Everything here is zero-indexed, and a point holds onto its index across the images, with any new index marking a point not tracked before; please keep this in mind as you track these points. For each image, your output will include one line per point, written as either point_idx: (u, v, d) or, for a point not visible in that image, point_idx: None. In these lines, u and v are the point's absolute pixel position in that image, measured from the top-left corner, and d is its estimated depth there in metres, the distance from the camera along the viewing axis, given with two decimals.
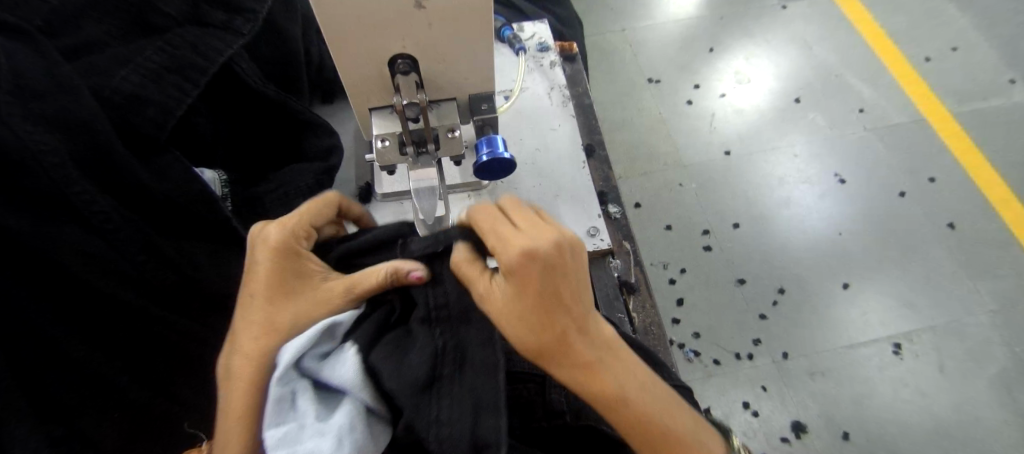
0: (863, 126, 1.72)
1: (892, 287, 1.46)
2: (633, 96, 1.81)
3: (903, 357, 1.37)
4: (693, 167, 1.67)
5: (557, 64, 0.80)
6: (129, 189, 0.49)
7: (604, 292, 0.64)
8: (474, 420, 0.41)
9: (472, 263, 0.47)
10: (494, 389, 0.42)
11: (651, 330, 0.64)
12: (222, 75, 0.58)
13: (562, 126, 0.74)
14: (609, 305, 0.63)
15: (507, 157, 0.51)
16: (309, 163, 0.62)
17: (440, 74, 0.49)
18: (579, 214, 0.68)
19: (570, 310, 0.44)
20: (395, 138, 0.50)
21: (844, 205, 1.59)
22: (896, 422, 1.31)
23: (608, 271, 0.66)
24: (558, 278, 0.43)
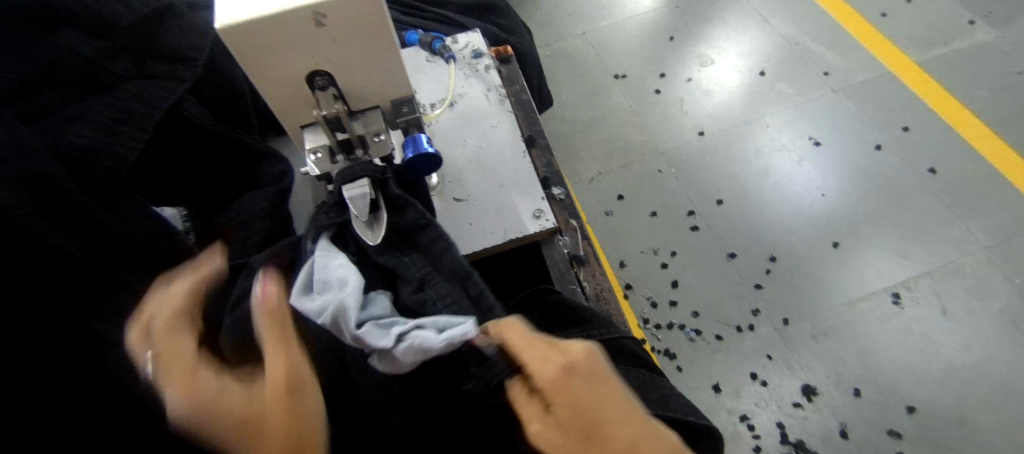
0: (830, 88, 1.76)
1: (884, 238, 1.48)
2: (602, 94, 1.86)
3: (904, 306, 1.38)
4: (669, 152, 1.71)
5: (492, 67, 0.85)
6: (95, 234, 0.54)
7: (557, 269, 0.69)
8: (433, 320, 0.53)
9: None
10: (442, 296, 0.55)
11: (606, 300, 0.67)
12: (171, 120, 0.64)
13: (502, 123, 0.79)
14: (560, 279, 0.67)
15: (431, 151, 0.56)
16: (263, 189, 0.67)
17: (358, 87, 0.53)
18: (525, 201, 0.71)
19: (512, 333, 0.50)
20: (327, 148, 0.55)
21: (823, 166, 1.62)
22: (907, 370, 1.31)
23: (557, 248, 0.70)
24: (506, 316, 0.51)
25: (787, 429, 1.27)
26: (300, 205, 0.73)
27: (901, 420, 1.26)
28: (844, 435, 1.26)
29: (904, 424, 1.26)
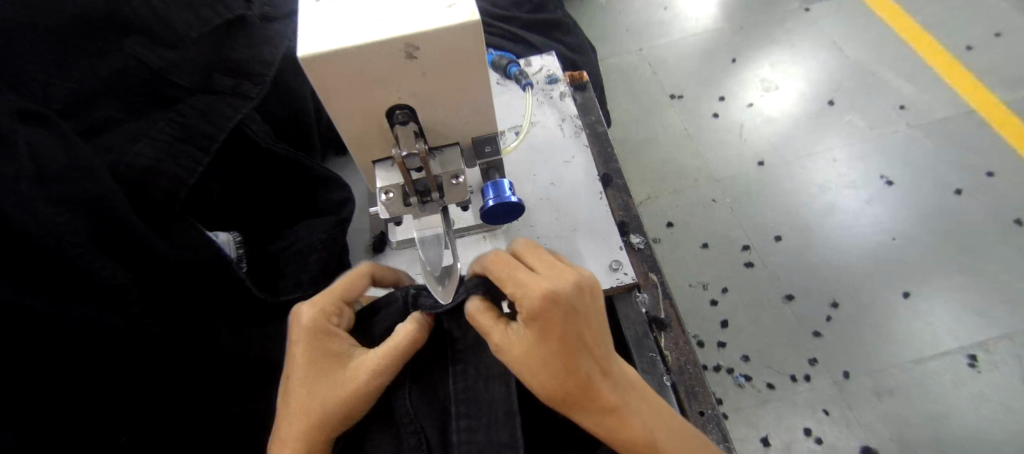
0: (906, 122, 1.62)
1: (960, 292, 1.34)
2: (657, 114, 1.77)
3: (981, 370, 1.25)
4: (725, 180, 1.60)
5: (567, 95, 0.78)
6: (146, 261, 0.50)
7: (632, 335, 0.61)
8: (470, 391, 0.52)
9: (488, 314, 0.49)
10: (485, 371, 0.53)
11: (689, 372, 0.59)
12: (234, 138, 0.59)
13: (576, 158, 0.72)
14: (637, 349, 0.60)
15: (514, 200, 0.49)
16: (321, 219, 0.62)
17: (439, 123, 0.48)
18: (600, 250, 0.65)
19: (590, 352, 0.46)
20: (399, 188, 0.49)
21: (895, 207, 1.49)
22: (983, 444, 1.18)
23: (633, 310, 0.63)
24: (580, 320, 0.46)
25: None
26: (356, 233, 0.68)
27: None
28: None
29: None
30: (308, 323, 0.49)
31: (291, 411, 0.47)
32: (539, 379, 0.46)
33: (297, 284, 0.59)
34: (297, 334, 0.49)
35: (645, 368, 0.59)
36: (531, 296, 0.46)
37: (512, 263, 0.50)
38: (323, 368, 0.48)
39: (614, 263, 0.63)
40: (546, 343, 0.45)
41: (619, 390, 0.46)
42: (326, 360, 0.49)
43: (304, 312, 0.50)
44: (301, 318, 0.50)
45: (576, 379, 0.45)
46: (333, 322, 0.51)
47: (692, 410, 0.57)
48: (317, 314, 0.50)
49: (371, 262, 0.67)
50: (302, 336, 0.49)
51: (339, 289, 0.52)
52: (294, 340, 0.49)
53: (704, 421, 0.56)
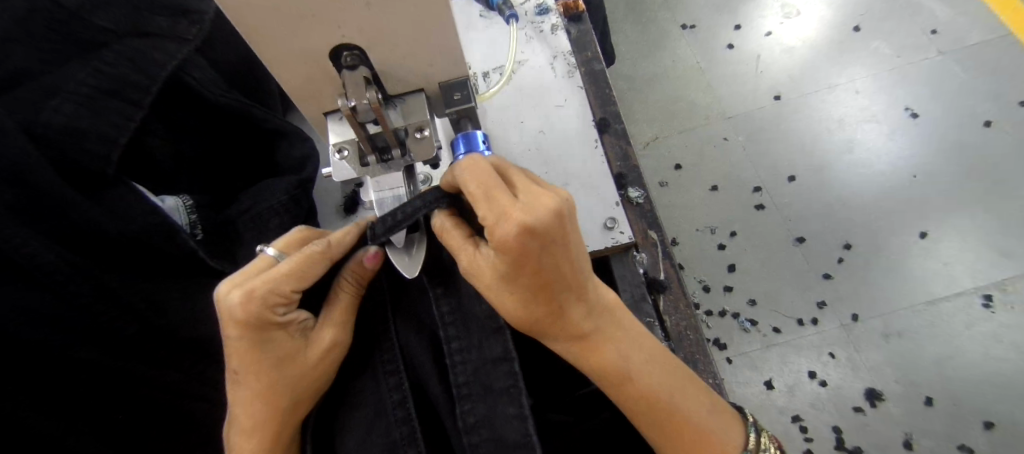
0: (937, 49, 1.47)
1: (981, 231, 1.27)
2: (665, 46, 1.63)
3: (996, 310, 1.20)
4: (738, 117, 1.50)
5: (560, 28, 0.69)
6: (80, 232, 0.44)
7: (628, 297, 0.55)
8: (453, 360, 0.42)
9: (454, 229, 0.40)
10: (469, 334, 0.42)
11: (692, 335, 0.54)
12: (173, 89, 0.52)
13: (569, 101, 0.64)
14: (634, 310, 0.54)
15: (487, 155, 0.43)
16: (282, 178, 0.56)
17: (396, 65, 0.40)
18: (594, 205, 0.58)
19: (570, 284, 0.39)
20: (355, 145, 0.42)
21: (919, 142, 1.38)
22: (992, 384, 1.15)
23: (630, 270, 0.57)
24: (559, 252, 0.38)
25: (844, 435, 1.14)
26: (326, 193, 0.62)
27: (979, 439, 1.11)
28: (910, 447, 1.12)
29: (981, 442, 1.11)
30: (247, 320, 0.37)
31: (240, 422, 0.39)
32: (509, 303, 0.40)
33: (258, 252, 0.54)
34: (229, 329, 0.38)
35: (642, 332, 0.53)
36: (508, 229, 0.36)
37: (492, 178, 0.38)
38: (276, 357, 0.39)
39: (609, 221, 0.57)
40: (521, 276, 0.38)
41: (594, 317, 0.42)
42: (278, 356, 0.39)
43: (236, 298, 0.37)
44: (232, 312, 0.37)
45: (548, 309, 0.40)
46: (279, 312, 0.40)
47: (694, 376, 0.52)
48: (255, 305, 0.38)
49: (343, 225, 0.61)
50: (239, 332, 0.38)
51: (286, 275, 0.39)
52: (228, 336, 0.38)
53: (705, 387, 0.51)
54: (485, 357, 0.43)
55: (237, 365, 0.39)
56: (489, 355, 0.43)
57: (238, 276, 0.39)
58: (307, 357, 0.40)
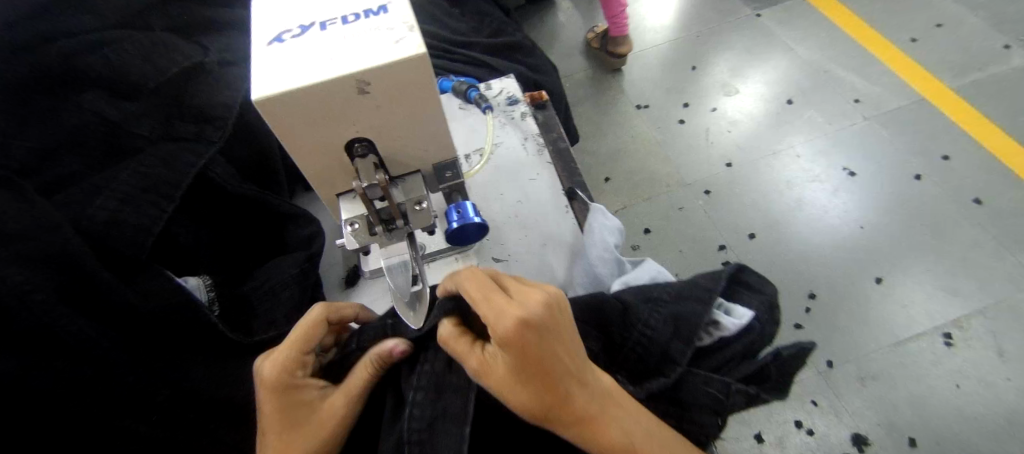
0: (862, 115, 1.69)
1: (929, 275, 1.39)
2: (624, 124, 1.80)
3: (956, 347, 1.29)
4: (696, 183, 1.64)
5: (528, 114, 0.81)
6: (113, 310, 0.50)
7: (655, 329, 0.54)
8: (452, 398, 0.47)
9: (461, 338, 0.46)
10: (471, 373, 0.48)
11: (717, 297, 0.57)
12: (199, 183, 0.60)
13: (541, 175, 0.74)
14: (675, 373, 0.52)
15: (477, 220, 0.51)
16: (292, 255, 0.63)
17: (398, 150, 0.49)
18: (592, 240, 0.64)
19: (569, 369, 0.43)
20: (363, 219, 0.50)
21: (861, 196, 1.54)
22: (966, 419, 1.21)
23: (625, 306, 0.55)
24: (551, 340, 0.43)
25: None
26: (327, 267, 0.69)
27: None
28: None
29: None
30: (272, 384, 0.46)
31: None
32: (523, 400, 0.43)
33: (272, 323, 0.59)
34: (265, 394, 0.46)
35: (696, 403, 0.52)
36: (506, 323, 0.42)
37: (488, 287, 0.46)
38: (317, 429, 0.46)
39: (603, 253, 0.63)
40: (523, 373, 0.42)
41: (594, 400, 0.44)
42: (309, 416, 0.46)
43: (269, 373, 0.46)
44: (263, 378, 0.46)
45: (553, 397, 0.43)
46: (298, 374, 0.48)
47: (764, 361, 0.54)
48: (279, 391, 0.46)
49: (342, 294, 0.67)
50: (273, 400, 0.46)
51: (294, 341, 0.48)
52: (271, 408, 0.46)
53: (784, 363, 0.54)
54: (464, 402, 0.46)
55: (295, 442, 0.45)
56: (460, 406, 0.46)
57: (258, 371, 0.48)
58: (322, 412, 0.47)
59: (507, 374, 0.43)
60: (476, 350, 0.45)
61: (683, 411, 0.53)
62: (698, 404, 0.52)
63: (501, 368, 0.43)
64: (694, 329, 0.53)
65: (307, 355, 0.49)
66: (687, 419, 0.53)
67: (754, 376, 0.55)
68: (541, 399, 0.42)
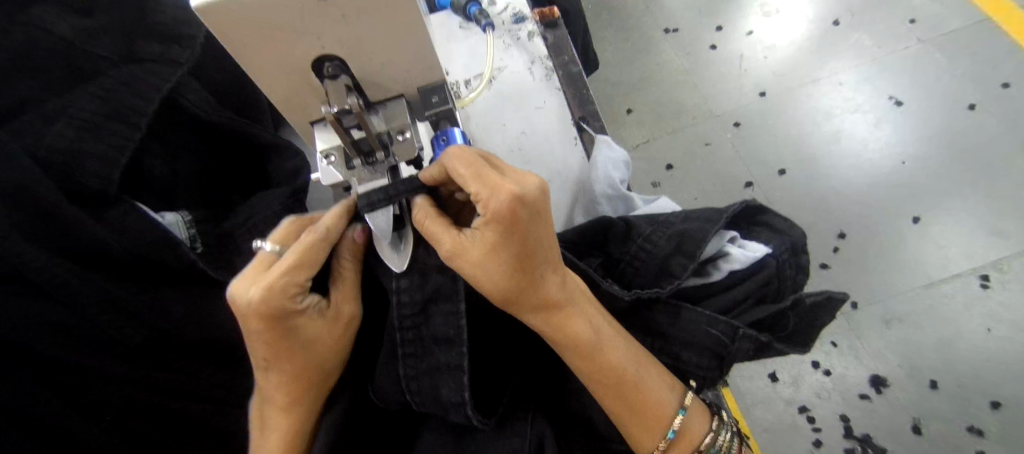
0: (916, 37, 1.50)
1: (972, 214, 1.29)
2: (649, 50, 1.65)
3: (993, 290, 1.21)
4: (725, 115, 1.52)
5: (536, 34, 0.72)
6: (88, 249, 0.47)
7: (658, 244, 0.48)
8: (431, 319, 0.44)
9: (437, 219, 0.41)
10: (451, 281, 0.45)
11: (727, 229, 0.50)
12: (170, 111, 0.55)
13: (548, 102, 0.67)
14: (674, 306, 0.46)
15: (468, 150, 0.46)
16: (276, 189, 0.59)
17: (375, 71, 0.43)
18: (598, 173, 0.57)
19: (548, 256, 0.41)
20: (340, 151, 0.45)
21: (906, 129, 1.40)
22: (994, 364, 1.16)
23: (626, 226, 0.50)
24: (540, 225, 0.40)
25: (851, 422, 1.15)
26: (319, 204, 0.65)
27: (984, 418, 1.13)
28: (918, 430, 1.13)
29: (987, 422, 1.12)
30: (262, 312, 0.39)
31: (276, 401, 0.44)
32: (493, 283, 0.40)
33: None
34: (252, 321, 0.40)
35: (697, 343, 0.46)
36: (498, 198, 0.38)
37: (477, 161, 0.40)
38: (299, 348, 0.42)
39: (608, 190, 0.56)
40: (504, 252, 0.39)
41: (565, 289, 0.42)
42: (296, 337, 0.42)
43: (252, 292, 0.39)
44: (252, 306, 0.39)
45: (526, 283, 0.40)
46: (295, 299, 0.41)
47: (783, 305, 0.47)
48: (275, 296, 0.40)
49: None
50: (260, 324, 0.40)
51: (287, 266, 0.40)
52: (254, 329, 0.40)
53: (805, 312, 0.48)
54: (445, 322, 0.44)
55: (276, 355, 0.42)
56: (443, 331, 0.44)
57: (248, 273, 0.42)
58: (321, 334, 0.43)
59: (483, 250, 0.39)
60: (449, 232, 0.40)
61: (683, 352, 0.47)
62: (700, 342, 0.46)
63: (473, 246, 0.40)
64: (700, 241, 0.46)
65: (305, 279, 0.42)
66: (686, 355, 0.47)
67: (767, 323, 0.48)
68: (512, 281, 0.40)
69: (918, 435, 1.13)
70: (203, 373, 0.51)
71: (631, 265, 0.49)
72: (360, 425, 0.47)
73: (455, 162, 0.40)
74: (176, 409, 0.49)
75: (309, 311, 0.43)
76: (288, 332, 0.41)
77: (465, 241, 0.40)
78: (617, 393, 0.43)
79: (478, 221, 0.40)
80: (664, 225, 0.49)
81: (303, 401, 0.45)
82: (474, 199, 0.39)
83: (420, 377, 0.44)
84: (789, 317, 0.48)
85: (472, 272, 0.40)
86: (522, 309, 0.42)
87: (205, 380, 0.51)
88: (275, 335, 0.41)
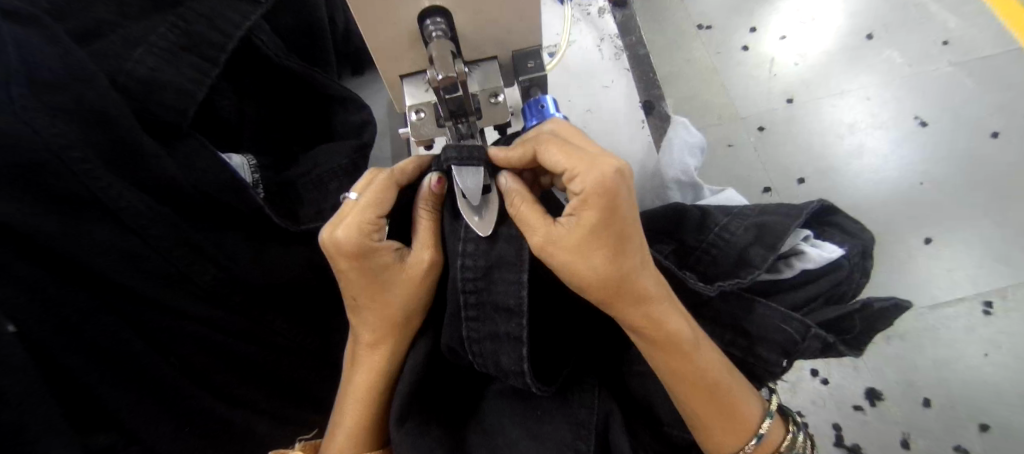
0: (948, 59, 1.49)
1: (982, 241, 1.30)
2: (681, 44, 1.61)
3: (996, 317, 1.23)
4: (751, 118, 1.50)
5: (607, 11, 0.71)
6: (160, 182, 0.46)
7: (735, 233, 0.48)
8: (492, 281, 0.41)
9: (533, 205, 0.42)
10: (517, 248, 0.42)
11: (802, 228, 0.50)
12: (245, 51, 0.54)
13: (616, 82, 0.66)
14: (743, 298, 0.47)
15: (556, 116, 0.46)
16: (342, 142, 0.58)
17: (478, 31, 0.42)
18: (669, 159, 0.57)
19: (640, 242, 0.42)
20: (431, 108, 0.44)
21: (929, 151, 1.40)
22: (989, 389, 1.18)
23: (702, 213, 0.50)
24: (631, 206, 0.41)
25: (844, 432, 1.17)
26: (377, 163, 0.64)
27: (973, 440, 1.15)
28: (907, 445, 1.16)
29: (975, 443, 1.15)
30: (346, 248, 0.42)
31: (363, 340, 0.46)
32: (591, 270, 0.40)
33: (319, 213, 0.56)
34: (339, 260, 0.43)
35: (767, 338, 0.46)
36: (596, 174, 0.40)
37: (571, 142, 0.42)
38: (381, 288, 0.43)
39: (681, 176, 0.56)
40: (602, 234, 0.40)
41: (658, 282, 0.43)
42: (379, 275, 0.43)
43: (337, 232, 0.42)
44: (340, 245, 0.42)
45: (622, 269, 0.40)
46: (375, 237, 0.43)
47: (853, 306, 0.47)
48: (356, 234, 0.42)
49: None
50: (346, 261, 0.43)
51: (366, 204, 0.43)
52: (340, 267, 0.43)
53: (872, 316, 0.48)
54: (505, 286, 0.41)
55: (359, 292, 0.44)
56: (504, 293, 0.41)
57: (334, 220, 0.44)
58: (402, 274, 0.44)
59: (579, 234, 0.40)
60: (542, 219, 0.41)
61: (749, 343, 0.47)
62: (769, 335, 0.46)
63: (568, 233, 0.40)
64: (782, 234, 0.46)
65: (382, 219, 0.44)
66: (751, 350, 0.47)
67: (833, 326, 0.48)
68: (610, 266, 0.40)
69: (907, 450, 1.16)
70: (267, 320, 0.50)
71: (707, 250, 0.49)
72: (439, 384, 0.46)
73: (547, 140, 0.43)
74: (240, 355, 0.48)
75: (391, 252, 0.44)
76: (371, 269, 0.43)
77: (558, 228, 0.41)
78: (691, 385, 0.43)
79: (575, 205, 0.41)
80: (741, 216, 0.49)
81: (389, 341, 0.46)
82: (570, 177, 0.41)
83: (481, 342, 0.40)
84: (858, 320, 0.48)
85: (570, 259, 0.40)
86: (620, 306, 0.42)
87: (268, 329, 0.50)
88: (358, 271, 0.43)
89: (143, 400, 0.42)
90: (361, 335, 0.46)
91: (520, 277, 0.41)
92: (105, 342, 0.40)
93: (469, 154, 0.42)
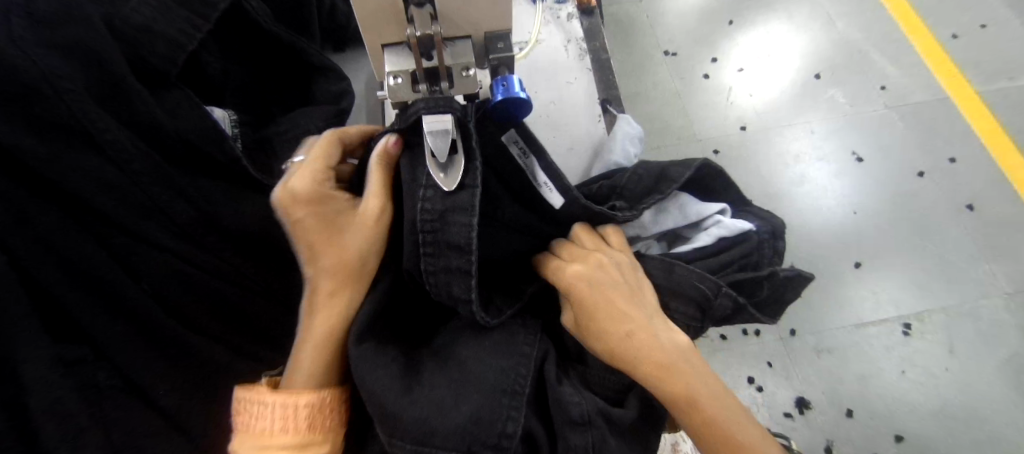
0: (884, 103, 1.65)
1: (905, 269, 1.43)
2: (647, 67, 1.72)
3: (912, 337, 1.35)
4: (707, 141, 1.60)
5: (575, 17, 0.78)
6: (143, 123, 0.48)
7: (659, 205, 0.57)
8: (446, 221, 0.46)
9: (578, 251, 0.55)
10: (471, 195, 0.47)
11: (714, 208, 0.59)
12: (233, 14, 0.58)
13: (579, 80, 0.73)
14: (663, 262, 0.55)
15: (521, 95, 0.49)
16: (321, 107, 0.61)
17: (455, 10, 0.47)
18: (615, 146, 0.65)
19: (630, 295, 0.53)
20: (407, 74, 0.49)
21: (862, 184, 1.54)
22: (901, 402, 1.30)
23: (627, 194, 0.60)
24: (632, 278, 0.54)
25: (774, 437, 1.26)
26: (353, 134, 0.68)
27: (888, 448, 1.26)
28: (829, 451, 1.25)
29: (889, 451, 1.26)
30: (303, 194, 0.49)
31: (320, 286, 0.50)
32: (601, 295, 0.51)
33: None
34: (295, 208, 0.49)
35: (682, 294, 0.53)
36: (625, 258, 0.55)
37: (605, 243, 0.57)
38: (336, 227, 0.50)
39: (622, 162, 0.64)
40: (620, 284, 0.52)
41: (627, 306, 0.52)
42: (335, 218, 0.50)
43: (295, 183, 0.50)
44: (293, 192, 0.49)
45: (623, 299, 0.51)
46: (327, 186, 0.51)
47: (762, 273, 0.54)
48: (309, 181, 0.50)
49: None
50: (302, 208, 0.49)
51: (316, 158, 0.51)
52: (296, 215, 0.50)
53: (779, 284, 0.55)
54: (458, 229, 0.46)
55: (314, 237, 0.50)
56: (456, 235, 0.46)
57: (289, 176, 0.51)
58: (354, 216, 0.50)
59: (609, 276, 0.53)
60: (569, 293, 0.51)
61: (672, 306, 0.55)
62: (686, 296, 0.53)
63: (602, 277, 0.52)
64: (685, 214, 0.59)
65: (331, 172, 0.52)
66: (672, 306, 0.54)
67: (745, 290, 0.55)
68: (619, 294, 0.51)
69: None
70: (235, 260, 0.53)
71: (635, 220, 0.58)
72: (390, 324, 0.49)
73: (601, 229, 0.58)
74: (211, 292, 0.51)
75: (345, 200, 0.52)
76: (326, 213, 0.50)
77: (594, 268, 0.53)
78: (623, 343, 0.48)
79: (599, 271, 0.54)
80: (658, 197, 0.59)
81: (349, 287, 0.50)
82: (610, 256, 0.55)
83: (437, 273, 0.47)
84: (767, 285, 0.55)
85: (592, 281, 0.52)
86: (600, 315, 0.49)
87: (237, 270, 0.53)
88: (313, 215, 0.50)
89: (112, 319, 0.44)
90: (320, 283, 0.49)
91: (472, 220, 0.46)
92: (82, 262, 0.43)
93: (435, 104, 0.46)
